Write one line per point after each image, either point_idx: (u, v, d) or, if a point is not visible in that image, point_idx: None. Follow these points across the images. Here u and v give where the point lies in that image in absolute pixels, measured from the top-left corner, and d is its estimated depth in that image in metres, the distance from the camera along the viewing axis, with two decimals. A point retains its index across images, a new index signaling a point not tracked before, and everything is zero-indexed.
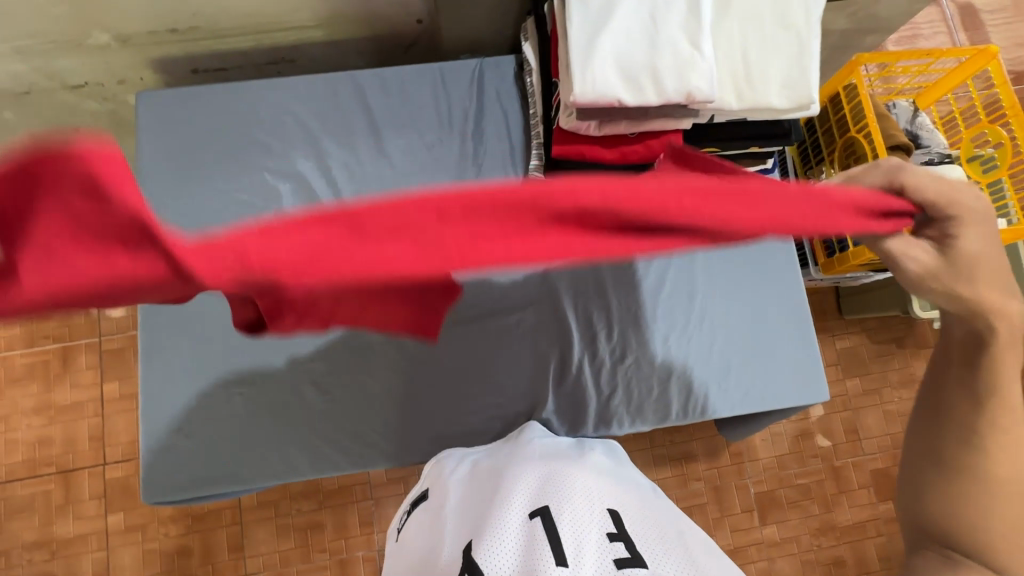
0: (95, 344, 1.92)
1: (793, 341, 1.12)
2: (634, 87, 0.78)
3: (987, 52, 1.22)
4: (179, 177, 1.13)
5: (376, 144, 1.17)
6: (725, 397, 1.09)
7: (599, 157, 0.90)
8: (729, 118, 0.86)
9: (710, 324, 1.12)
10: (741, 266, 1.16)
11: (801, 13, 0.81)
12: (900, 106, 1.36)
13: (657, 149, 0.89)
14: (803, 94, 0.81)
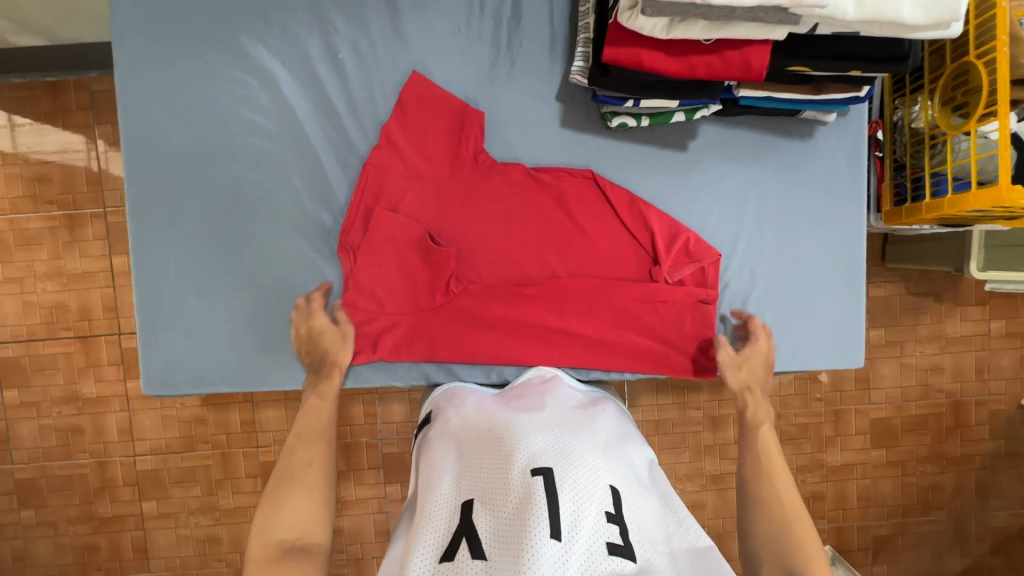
0: (100, 214, 1.87)
1: (839, 298, 1.03)
2: None
3: None
4: (160, 40, 0.97)
5: (391, 20, 0.98)
6: (751, 352, 1.02)
7: (661, 67, 0.73)
8: (834, 30, 0.68)
9: (750, 271, 1.02)
10: (797, 211, 1.02)
11: None
12: None
13: (735, 64, 0.71)
14: (944, 9, 0.62)
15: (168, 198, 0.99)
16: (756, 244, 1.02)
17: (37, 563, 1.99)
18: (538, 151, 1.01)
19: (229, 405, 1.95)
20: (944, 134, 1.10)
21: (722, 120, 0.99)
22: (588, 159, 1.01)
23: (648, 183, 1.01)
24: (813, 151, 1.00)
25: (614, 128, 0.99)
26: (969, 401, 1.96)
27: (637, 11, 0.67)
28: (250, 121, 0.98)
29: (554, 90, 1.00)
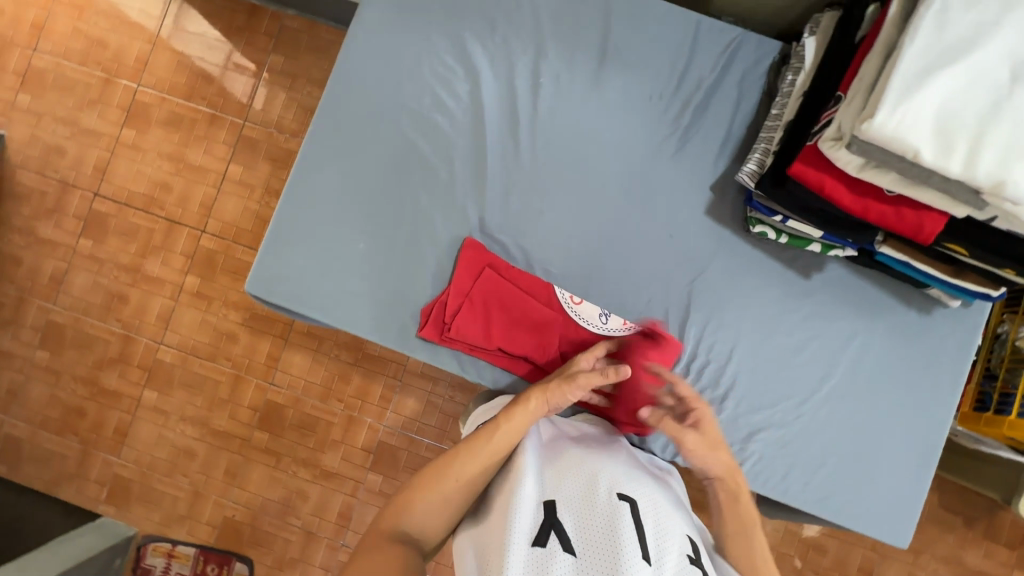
0: (239, 126, 1.68)
1: (903, 471, 1.03)
2: (942, 145, 0.66)
3: None
4: (398, 15, 1.10)
5: (594, 72, 1.09)
6: (804, 487, 1.02)
7: (839, 198, 0.80)
8: (1009, 226, 0.74)
9: (829, 412, 1.03)
10: (897, 376, 1.04)
11: None
12: None
13: (907, 221, 0.79)
14: None
15: (347, 136, 1.08)
16: (843, 390, 1.04)
17: (23, 407, 1.67)
18: (676, 227, 1.07)
19: (266, 331, 1.67)
20: None
21: (851, 265, 1.05)
22: (717, 250, 1.07)
23: (762, 291, 1.06)
24: (926, 327, 1.04)
25: (752, 233, 1.05)
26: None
27: (840, 145, 0.75)
28: (441, 103, 1.09)
29: (709, 180, 1.08)
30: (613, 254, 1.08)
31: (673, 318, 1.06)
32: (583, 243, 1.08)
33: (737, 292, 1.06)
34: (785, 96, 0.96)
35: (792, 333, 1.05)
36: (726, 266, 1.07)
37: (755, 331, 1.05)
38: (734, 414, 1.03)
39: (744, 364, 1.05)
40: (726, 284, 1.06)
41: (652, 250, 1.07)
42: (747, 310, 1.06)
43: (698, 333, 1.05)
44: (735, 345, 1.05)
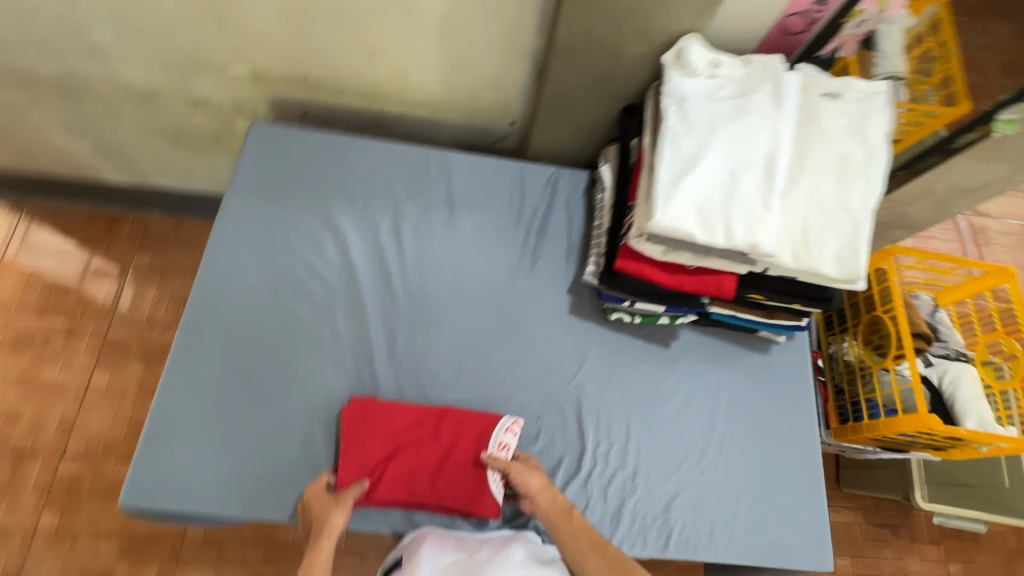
0: (120, 284, 1.60)
1: (803, 499, 1.07)
2: (706, 227, 0.84)
3: (1008, 271, 1.32)
4: (256, 183, 1.18)
5: (446, 217, 1.20)
6: (729, 539, 1.02)
7: (656, 277, 0.95)
8: (779, 273, 0.91)
9: (723, 460, 1.07)
10: (763, 409, 1.13)
11: (860, 202, 0.87)
12: (922, 298, 1.43)
13: (711, 285, 0.94)
14: (858, 268, 0.86)
15: (211, 305, 1.08)
16: (727, 437, 1.09)
17: None
18: (548, 322, 1.14)
19: (151, 553, 1.37)
20: (869, 368, 1.32)
21: (698, 329, 1.16)
22: (592, 339, 1.13)
23: (635, 363, 1.12)
24: (771, 365, 1.16)
25: (612, 321, 1.13)
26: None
27: (642, 239, 0.91)
28: (309, 253, 1.14)
29: (566, 283, 1.17)
30: (500, 355, 1.11)
31: (569, 411, 1.08)
32: (468, 345, 1.11)
33: (618, 374, 1.11)
34: (601, 211, 1.12)
35: (672, 396, 1.10)
36: (601, 353, 1.13)
37: (642, 403, 1.09)
38: (648, 486, 1.03)
39: (640, 436, 1.06)
40: (605, 368, 1.11)
41: (534, 355, 1.11)
42: (630, 384, 1.10)
43: (592, 419, 1.07)
44: (629, 419, 1.07)
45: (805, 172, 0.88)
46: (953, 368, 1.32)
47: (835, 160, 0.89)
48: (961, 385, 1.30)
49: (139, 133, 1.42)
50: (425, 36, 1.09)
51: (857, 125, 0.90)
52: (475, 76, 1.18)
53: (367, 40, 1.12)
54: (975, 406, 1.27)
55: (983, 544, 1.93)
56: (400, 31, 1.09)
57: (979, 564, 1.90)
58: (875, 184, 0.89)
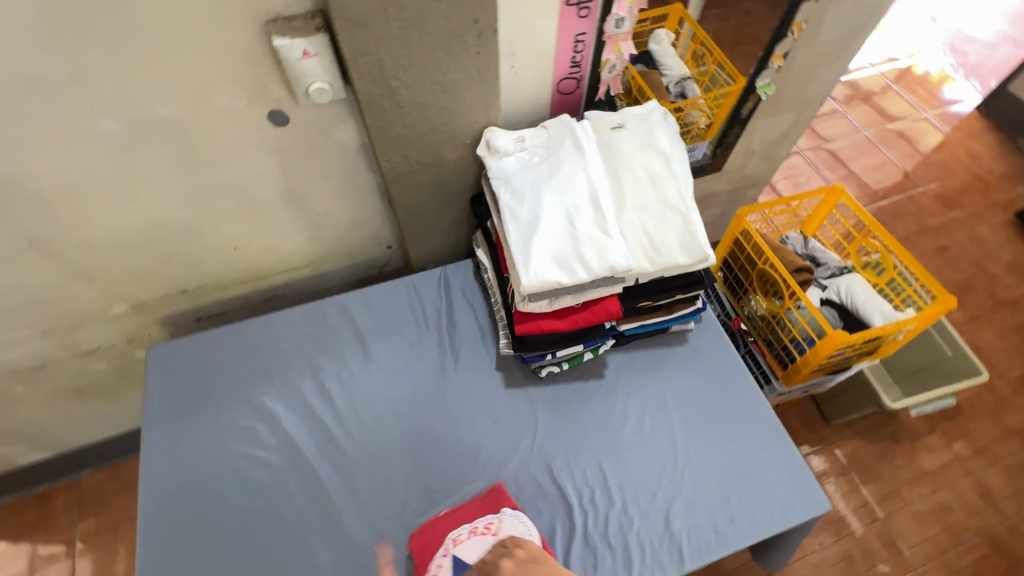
0: (71, 559, 1.49)
1: (776, 454, 1.13)
2: (567, 270, 0.96)
3: (837, 189, 1.51)
4: (171, 402, 1.19)
5: (362, 352, 1.25)
6: (734, 525, 1.06)
7: (555, 326, 1.05)
8: (648, 278, 1.03)
9: (696, 455, 1.12)
10: (707, 390, 1.20)
11: (678, 197, 1.02)
12: (792, 238, 1.61)
13: (600, 312, 1.04)
14: (701, 248, 0.99)
15: (164, 541, 1.04)
16: (689, 432, 1.15)
17: None
18: (490, 403, 1.19)
19: None
20: (779, 314, 1.45)
21: (621, 349, 1.25)
22: (534, 401, 1.19)
23: (580, 405, 1.18)
24: (694, 351, 1.25)
25: (545, 376, 1.20)
26: (1001, 533, 1.83)
27: (525, 300, 1.01)
28: (245, 443, 1.14)
29: (492, 363, 1.23)
30: (460, 458, 1.13)
31: (543, 477, 1.10)
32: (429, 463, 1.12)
33: (570, 424, 1.16)
34: (492, 288, 1.23)
35: (626, 420, 1.16)
36: (547, 411, 1.18)
37: (603, 440, 1.14)
38: (642, 511, 1.06)
39: (615, 469, 1.10)
40: (555, 425, 1.16)
41: (490, 440, 1.15)
42: (586, 428, 1.15)
43: (566, 474, 1.10)
44: (598, 459, 1.12)
45: (626, 192, 1.03)
46: (842, 283, 1.48)
47: (644, 174, 1.04)
48: (854, 293, 1.46)
49: (46, 405, 1.40)
50: (280, 212, 1.20)
51: (647, 141, 1.07)
52: (338, 223, 1.29)
53: (229, 235, 1.20)
54: (873, 306, 1.42)
55: (970, 413, 2.05)
56: (254, 217, 1.18)
57: (976, 434, 2.01)
58: (681, 180, 1.05)
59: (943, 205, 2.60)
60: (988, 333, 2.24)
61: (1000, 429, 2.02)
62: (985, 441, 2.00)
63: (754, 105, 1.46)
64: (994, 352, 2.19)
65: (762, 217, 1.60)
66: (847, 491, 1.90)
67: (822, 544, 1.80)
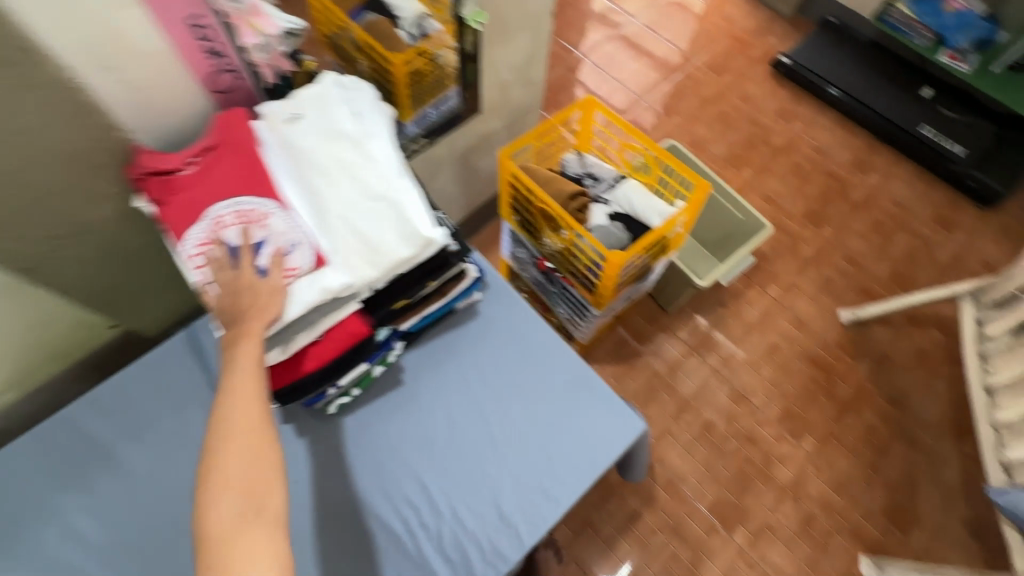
0: None
1: (586, 394, 1.12)
2: (276, 311, 0.82)
3: (588, 100, 1.47)
4: None
5: (118, 464, 1.14)
6: (560, 485, 1.05)
7: (301, 370, 0.91)
8: (385, 281, 0.91)
9: (511, 428, 1.09)
10: (509, 356, 1.15)
11: (381, 182, 0.89)
12: (569, 160, 1.57)
13: (342, 335, 0.91)
14: (421, 234, 0.87)
15: None
16: (498, 409, 1.11)
17: None
18: (283, 463, 1.06)
19: None
20: (568, 247, 1.41)
21: (415, 347, 1.16)
22: (336, 442, 1.07)
23: (386, 424, 1.09)
24: (486, 320, 1.18)
25: (338, 411, 1.09)
26: (818, 352, 2.10)
27: None
28: None
29: (277, 417, 1.08)
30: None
31: (365, 519, 1.02)
32: None
33: (379, 451, 1.07)
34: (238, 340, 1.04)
35: (435, 422, 1.10)
36: (354, 447, 1.07)
37: (416, 454, 1.07)
38: (470, 510, 1.03)
39: (435, 479, 1.05)
40: (364, 457, 1.06)
41: (297, 506, 1.02)
42: (396, 448, 1.07)
43: (387, 504, 1.03)
44: (417, 474, 1.05)
45: (321, 197, 0.88)
46: (620, 194, 1.48)
47: (334, 168, 0.89)
48: (632, 201, 1.46)
49: None
50: None
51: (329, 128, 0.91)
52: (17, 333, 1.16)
53: None
54: (650, 208, 1.44)
55: (776, 258, 2.29)
56: None
57: (783, 274, 2.25)
58: (383, 162, 0.91)
59: (714, 72, 2.75)
60: (774, 180, 2.47)
61: (800, 263, 2.28)
62: (791, 278, 2.25)
63: (476, 39, 1.33)
64: (781, 197, 2.43)
65: (532, 150, 1.54)
66: (696, 366, 2.06)
67: (686, 422, 1.96)
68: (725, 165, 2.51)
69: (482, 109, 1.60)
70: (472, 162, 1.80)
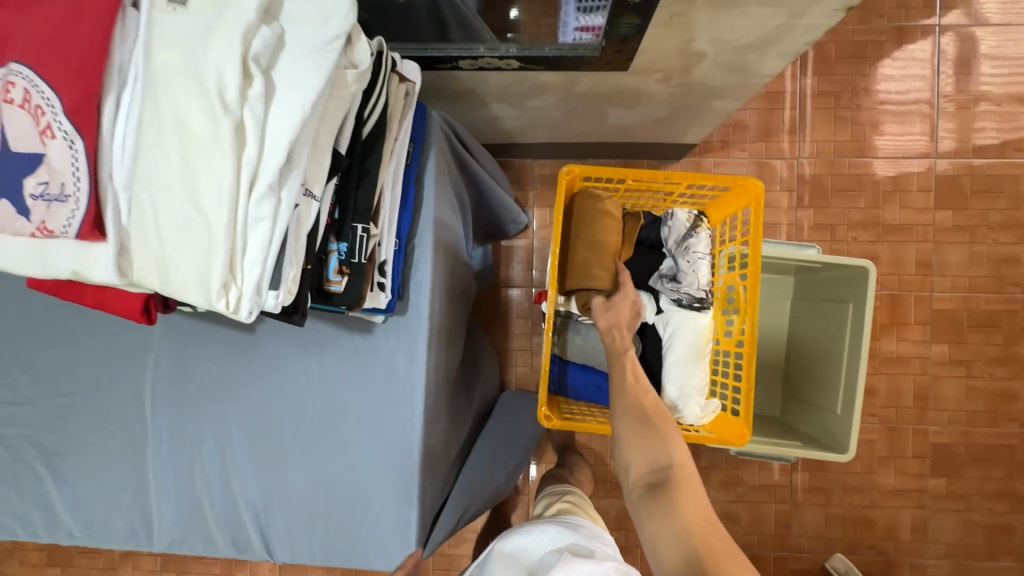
0: None
1: (390, 501, 0.93)
2: (24, 249, 0.61)
3: (750, 184, 0.90)
4: None
5: None
6: (299, 541, 0.95)
7: (75, 298, 0.71)
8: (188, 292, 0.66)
9: (304, 459, 0.95)
10: (361, 400, 0.94)
11: (215, 193, 0.56)
12: (675, 222, 1.04)
13: (132, 305, 0.69)
14: (222, 293, 0.59)
15: None
16: (310, 433, 0.95)
17: None
18: (115, 312, 0.98)
19: None
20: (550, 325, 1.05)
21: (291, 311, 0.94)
22: (164, 333, 0.97)
23: (211, 356, 0.97)
24: (370, 348, 0.93)
25: (176, 310, 0.95)
26: (768, 559, 1.73)
27: None
28: None
29: None
30: (66, 363, 0.99)
31: (140, 411, 0.98)
32: (33, 355, 1.00)
33: (194, 377, 0.97)
34: None
35: (252, 393, 0.96)
36: (175, 352, 0.97)
37: (220, 410, 0.97)
38: (224, 500, 0.97)
39: (217, 451, 0.97)
40: (179, 370, 0.97)
41: (107, 358, 0.99)
42: (208, 390, 0.97)
43: (164, 418, 0.98)
44: (203, 419, 0.97)
45: (144, 153, 0.57)
46: (676, 321, 1.01)
47: (174, 128, 0.56)
48: (677, 343, 1.00)
49: None
50: None
51: (199, 59, 0.54)
52: None
53: None
54: (683, 371, 0.99)
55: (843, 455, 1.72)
56: None
57: (829, 474, 1.72)
58: (244, 152, 0.56)
59: None
60: (956, 384, 1.70)
61: (862, 480, 1.71)
62: (831, 484, 1.72)
63: None
64: (937, 407, 1.70)
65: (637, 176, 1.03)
66: None
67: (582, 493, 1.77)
68: (925, 317, 1.71)
69: (635, 66, 1.01)
70: (594, 106, 1.24)
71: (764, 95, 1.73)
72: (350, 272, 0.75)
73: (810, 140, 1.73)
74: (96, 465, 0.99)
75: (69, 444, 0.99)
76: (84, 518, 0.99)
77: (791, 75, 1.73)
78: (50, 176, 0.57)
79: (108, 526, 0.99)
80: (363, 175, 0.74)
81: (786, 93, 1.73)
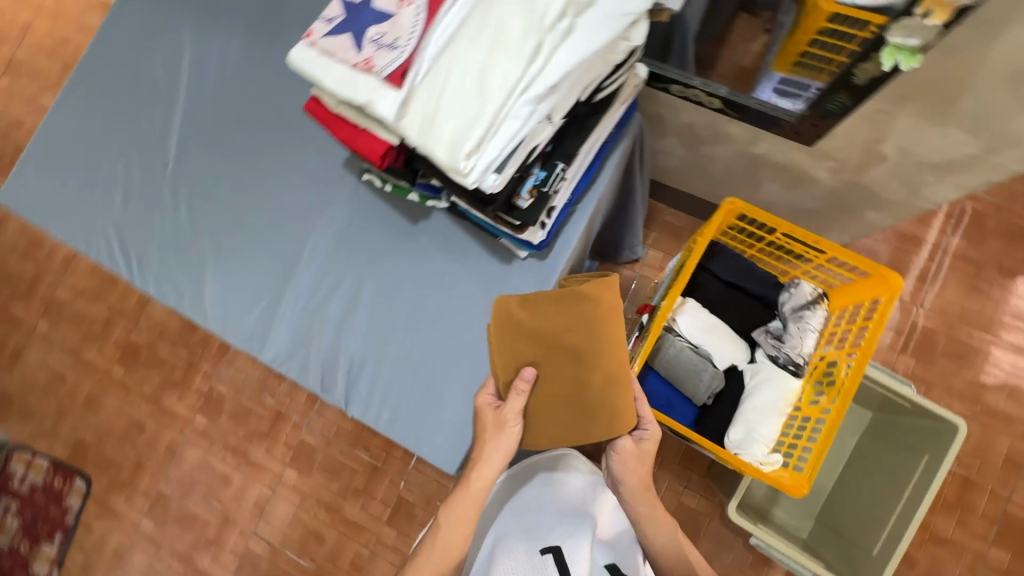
0: None
1: (461, 407, 1.04)
2: (339, 74, 0.80)
3: (890, 278, 0.98)
4: None
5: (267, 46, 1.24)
6: (371, 405, 1.08)
7: (333, 129, 0.90)
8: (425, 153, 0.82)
9: (407, 341, 1.08)
10: (475, 314, 1.06)
11: (499, 83, 0.73)
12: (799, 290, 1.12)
13: (375, 147, 0.86)
14: (466, 158, 0.74)
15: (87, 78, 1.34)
16: (422, 323, 1.08)
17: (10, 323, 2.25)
18: (319, 166, 1.18)
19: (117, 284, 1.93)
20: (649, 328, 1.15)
21: (453, 220, 1.10)
22: (347, 196, 1.16)
23: (373, 228, 1.13)
24: (502, 275, 1.07)
25: (365, 182, 1.14)
26: None
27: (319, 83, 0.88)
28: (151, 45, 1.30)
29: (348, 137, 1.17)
30: (265, 187, 1.20)
31: (301, 246, 1.16)
32: (243, 170, 1.21)
33: (353, 238, 1.14)
34: None
35: (392, 271, 1.11)
36: (348, 213, 1.15)
37: (360, 273, 1.12)
38: (331, 346, 1.11)
39: (343, 304, 1.12)
40: (344, 228, 1.15)
41: (295, 196, 1.18)
42: (359, 253, 1.13)
43: (315, 260, 1.15)
44: (344, 274, 1.13)
45: (459, 38, 0.75)
46: (767, 372, 1.07)
47: (492, 28, 0.73)
48: (762, 391, 1.06)
49: None
50: None
51: None
52: None
53: None
54: (758, 418, 1.04)
55: None
56: None
57: None
58: (532, 65, 0.73)
59: None
60: None
61: None
62: None
63: (876, 79, 0.83)
64: None
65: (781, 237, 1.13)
66: None
67: None
68: (995, 515, 1.62)
69: (818, 147, 1.12)
70: (756, 173, 1.35)
71: (907, 237, 1.76)
72: (536, 197, 0.89)
73: (937, 295, 1.73)
74: (248, 272, 1.17)
75: (238, 249, 1.19)
76: (220, 310, 1.17)
77: (942, 230, 1.76)
78: (390, 33, 0.78)
79: (233, 324, 1.17)
80: (580, 128, 0.90)
81: (929, 244, 1.75)
